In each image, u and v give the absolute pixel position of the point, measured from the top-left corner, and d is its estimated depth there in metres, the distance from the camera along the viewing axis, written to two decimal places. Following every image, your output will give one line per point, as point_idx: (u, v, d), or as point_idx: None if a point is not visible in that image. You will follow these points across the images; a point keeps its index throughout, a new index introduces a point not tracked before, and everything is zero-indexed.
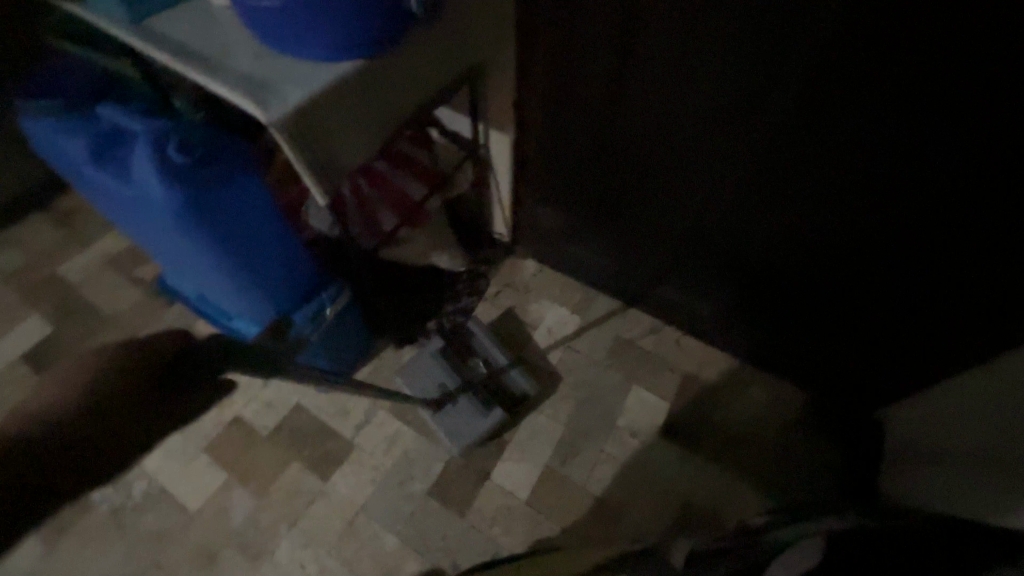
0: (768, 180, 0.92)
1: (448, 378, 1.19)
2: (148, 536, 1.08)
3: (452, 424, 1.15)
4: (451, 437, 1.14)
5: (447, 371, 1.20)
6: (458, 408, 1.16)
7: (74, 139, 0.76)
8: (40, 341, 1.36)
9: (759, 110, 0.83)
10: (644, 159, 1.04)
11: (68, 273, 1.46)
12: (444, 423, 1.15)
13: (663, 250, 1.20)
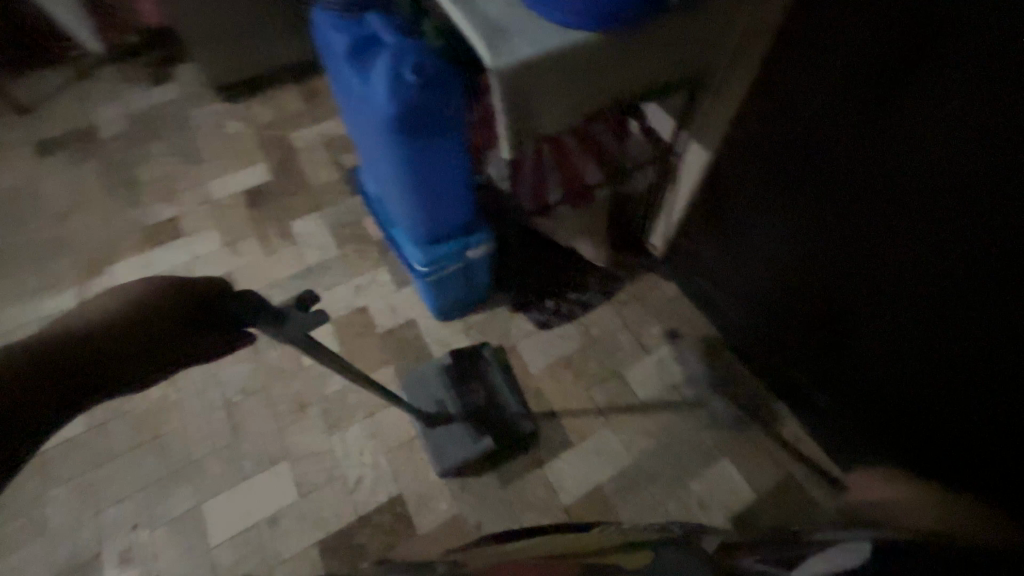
0: (906, 251, 0.82)
1: (448, 399, 1.18)
2: (268, 366, 1.30)
3: (439, 446, 1.14)
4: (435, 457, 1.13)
5: (447, 392, 1.19)
6: (449, 430, 1.15)
7: (340, 34, 0.87)
8: (259, 183, 1.67)
9: (986, 213, 0.70)
10: (779, 199, 0.99)
11: (297, 139, 1.76)
12: (429, 445, 1.15)
13: (776, 307, 1.12)
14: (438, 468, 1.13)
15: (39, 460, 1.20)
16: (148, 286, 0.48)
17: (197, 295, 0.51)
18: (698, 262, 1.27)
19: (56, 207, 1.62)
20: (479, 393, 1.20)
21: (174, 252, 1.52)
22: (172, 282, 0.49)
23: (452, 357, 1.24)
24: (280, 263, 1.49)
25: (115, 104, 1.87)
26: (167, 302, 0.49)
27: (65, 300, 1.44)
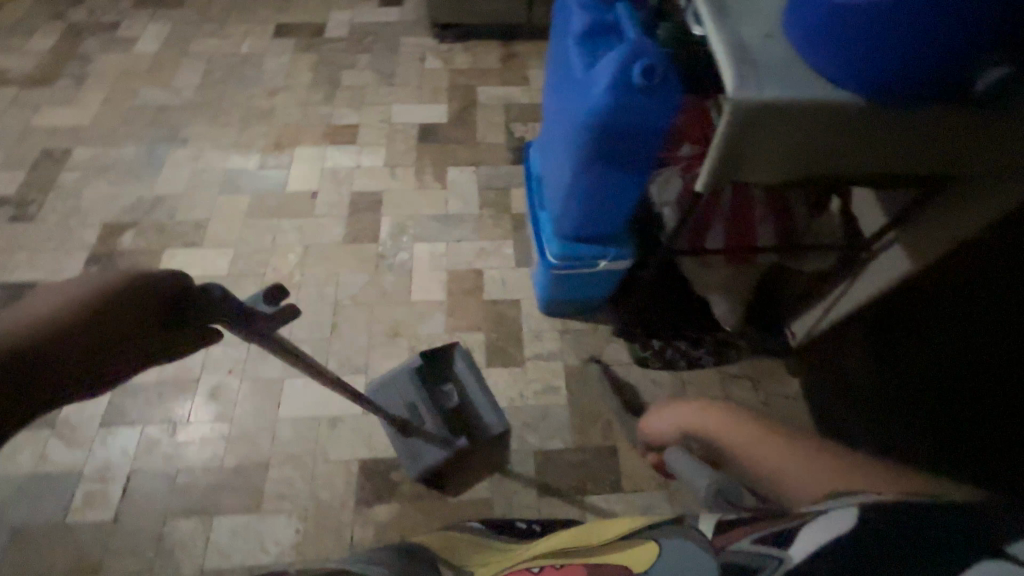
0: None
1: (417, 404, 1.10)
2: (380, 286, 1.40)
3: (416, 449, 1.08)
4: (409, 460, 1.08)
5: (420, 394, 1.11)
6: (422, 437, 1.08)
7: (583, 10, 0.85)
8: (434, 121, 1.76)
9: None
10: None
11: (481, 94, 1.83)
12: (406, 449, 1.09)
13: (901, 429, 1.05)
14: (416, 472, 1.08)
15: None
16: (99, 285, 0.40)
17: (168, 296, 0.44)
18: (834, 351, 1.26)
19: (271, 82, 1.83)
20: (452, 392, 1.12)
21: (344, 155, 1.66)
22: (137, 278, 0.42)
23: (427, 358, 1.14)
24: (425, 199, 1.57)
25: (346, 11, 2.06)
26: (123, 307, 0.40)
27: (248, 161, 1.63)
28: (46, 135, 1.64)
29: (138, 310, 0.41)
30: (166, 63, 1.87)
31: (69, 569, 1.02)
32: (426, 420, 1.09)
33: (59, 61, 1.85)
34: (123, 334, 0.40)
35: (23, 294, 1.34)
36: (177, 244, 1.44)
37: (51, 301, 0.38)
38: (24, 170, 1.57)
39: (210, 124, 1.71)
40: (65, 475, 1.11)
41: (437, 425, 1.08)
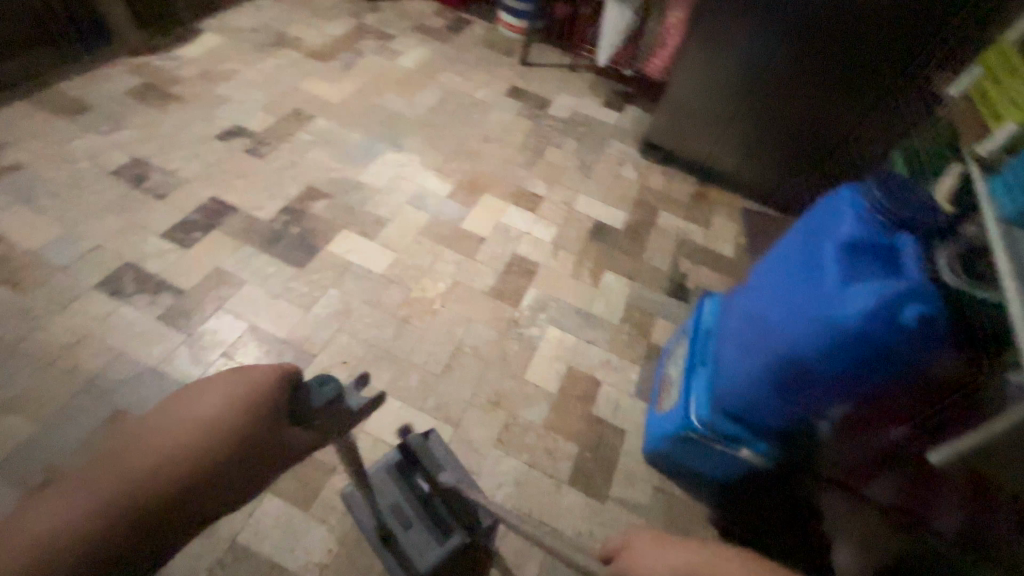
0: None
1: (398, 501, 1.02)
2: (503, 350, 1.40)
3: (412, 549, 0.98)
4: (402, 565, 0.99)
5: (399, 492, 1.02)
6: (408, 540, 0.99)
7: (858, 226, 0.82)
8: (610, 223, 1.82)
9: None
10: None
11: (661, 219, 1.87)
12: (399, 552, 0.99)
13: None
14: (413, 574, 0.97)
15: (343, 263, 1.48)
16: (239, 402, 0.50)
17: (284, 398, 0.55)
18: None
19: (486, 130, 2.02)
20: (427, 483, 1.05)
21: (520, 217, 1.75)
22: (269, 387, 0.54)
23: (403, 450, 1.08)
24: (574, 289, 1.59)
25: (573, 99, 2.26)
26: (262, 407, 0.52)
27: (440, 186, 1.77)
28: (303, 98, 1.93)
29: (271, 408, 0.53)
30: (414, 81, 2.14)
31: None
32: (410, 520, 1.01)
33: (340, 47, 2.19)
34: (267, 435, 0.52)
35: (224, 213, 1.52)
36: (355, 229, 1.57)
37: (202, 419, 0.48)
38: (274, 117, 1.83)
39: (425, 143, 1.90)
40: (174, 385, 1.18)
41: (423, 521, 1.00)
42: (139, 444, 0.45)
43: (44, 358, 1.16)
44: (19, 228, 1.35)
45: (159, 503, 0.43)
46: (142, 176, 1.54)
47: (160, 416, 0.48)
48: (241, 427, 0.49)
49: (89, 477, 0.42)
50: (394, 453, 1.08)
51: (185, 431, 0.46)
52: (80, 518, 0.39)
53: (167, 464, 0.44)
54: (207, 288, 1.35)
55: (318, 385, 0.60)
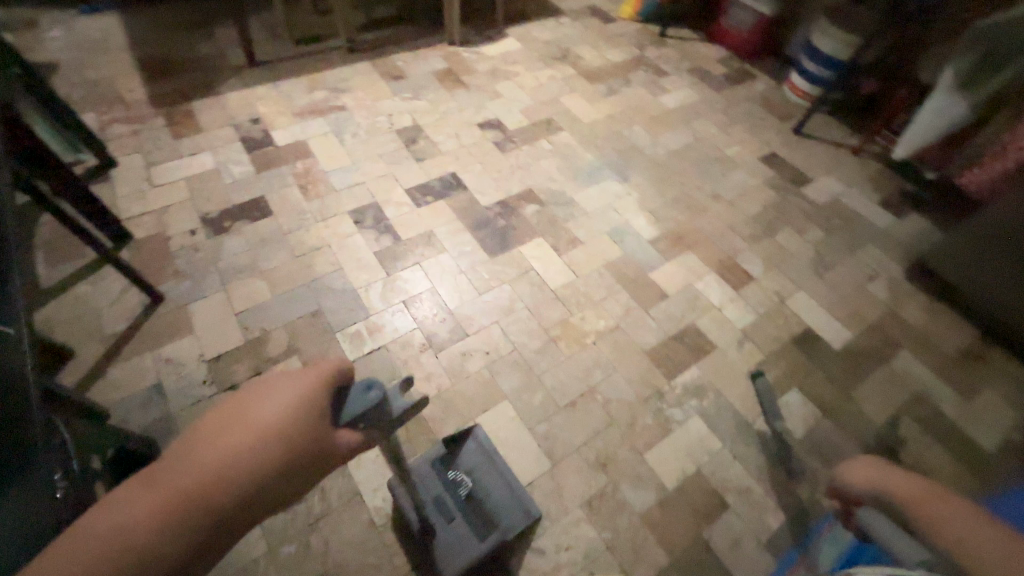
0: None
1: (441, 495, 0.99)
2: (635, 415, 1.29)
3: (453, 546, 0.97)
4: (443, 561, 0.95)
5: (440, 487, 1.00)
6: (452, 535, 0.97)
7: None
8: (824, 336, 1.50)
9: None
10: None
11: (899, 360, 1.47)
12: (436, 547, 0.96)
13: None
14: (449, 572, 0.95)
15: (526, 266, 1.56)
16: (279, 416, 0.44)
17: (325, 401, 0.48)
18: None
19: (721, 188, 1.87)
20: (467, 479, 1.03)
21: (717, 290, 1.57)
22: (311, 394, 0.47)
23: (447, 444, 1.05)
24: (745, 391, 1.36)
25: (840, 185, 1.93)
26: (304, 418, 0.45)
27: (647, 228, 1.71)
28: (559, 111, 2.08)
29: (315, 416, 0.46)
30: (668, 120, 2.11)
31: (307, 362, 1.30)
32: (453, 516, 0.99)
33: (611, 73, 2.29)
34: (308, 450, 0.44)
35: (455, 187, 1.74)
36: (549, 240, 1.63)
37: (243, 434, 0.42)
38: (529, 120, 2.02)
39: (651, 182, 1.86)
40: (360, 309, 1.40)
41: (466, 517, 1.00)
42: (175, 463, 0.40)
43: (297, 250, 1.50)
44: (325, 151, 1.77)
45: (202, 527, 0.39)
46: (414, 139, 1.87)
47: (202, 427, 0.42)
48: (279, 451, 0.42)
49: (130, 500, 0.38)
50: (437, 448, 1.04)
51: (219, 453, 0.40)
52: (113, 554, 0.36)
53: (206, 488, 0.39)
54: (416, 244, 1.57)
55: (361, 390, 0.53)
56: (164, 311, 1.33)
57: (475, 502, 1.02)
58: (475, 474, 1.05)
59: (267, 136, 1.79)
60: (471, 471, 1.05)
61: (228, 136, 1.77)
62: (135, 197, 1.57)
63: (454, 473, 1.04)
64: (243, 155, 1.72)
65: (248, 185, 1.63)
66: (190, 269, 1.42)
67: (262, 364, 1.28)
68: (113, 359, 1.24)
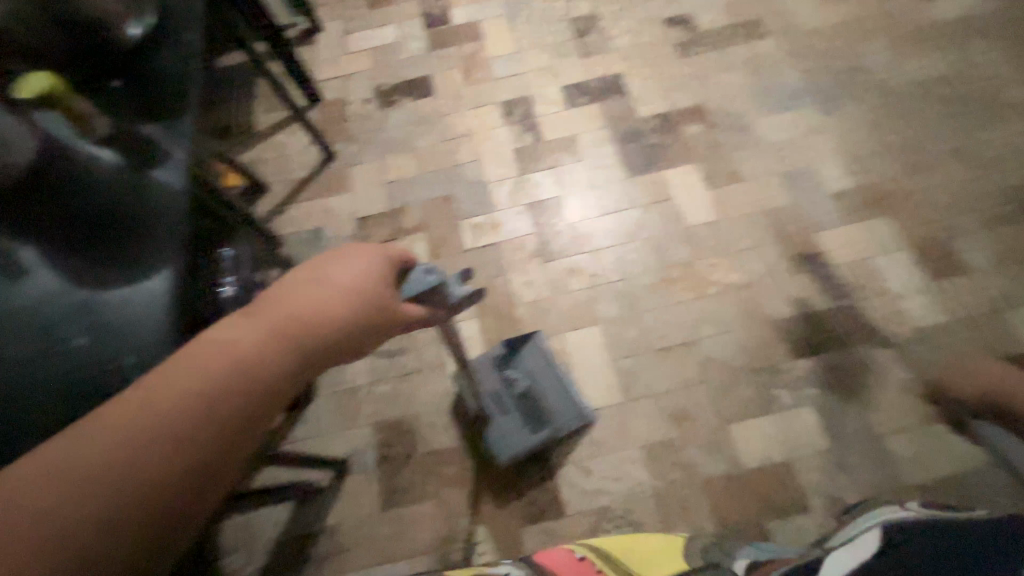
0: None
1: (497, 390, 1.15)
2: (734, 383, 1.16)
3: (508, 435, 1.11)
4: (494, 446, 1.10)
5: (497, 383, 1.15)
6: (506, 425, 1.12)
7: None
8: None
9: None
10: None
11: None
12: (493, 435, 1.11)
13: None
14: (504, 458, 1.10)
15: (665, 195, 1.41)
16: (364, 275, 0.56)
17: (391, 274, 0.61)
18: None
19: (972, 143, 1.38)
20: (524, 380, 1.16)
21: (905, 273, 1.24)
22: (384, 265, 0.59)
23: (506, 347, 1.19)
24: (889, 401, 1.12)
25: None
26: (377, 286, 0.56)
27: (835, 178, 1.37)
28: (771, 10, 1.67)
29: (387, 282, 0.58)
30: (929, 36, 1.56)
31: (431, 240, 1.42)
32: (508, 409, 1.13)
33: None
34: (385, 306, 0.56)
35: (614, 92, 1.58)
36: (702, 169, 1.43)
37: (339, 286, 0.54)
38: (728, 19, 1.67)
39: (867, 120, 1.45)
40: (486, 203, 1.45)
41: (520, 411, 1.13)
42: (281, 304, 0.50)
43: (446, 134, 1.57)
44: (494, 36, 1.74)
45: (305, 351, 0.49)
46: (586, 31, 1.71)
47: (307, 279, 0.53)
48: (362, 306, 0.54)
49: (250, 321, 0.48)
50: (497, 349, 1.18)
51: (314, 301, 0.51)
52: (235, 359, 0.45)
53: (310, 320, 0.50)
54: (556, 148, 1.51)
55: (423, 272, 0.65)
56: (334, 169, 1.56)
57: (531, 400, 1.14)
58: (533, 374, 1.16)
59: (446, 14, 1.81)
60: (529, 372, 1.16)
61: (412, 12, 1.84)
62: (330, 63, 1.77)
63: (512, 371, 1.16)
64: (421, 31, 1.79)
65: (419, 63, 1.72)
66: (358, 135, 1.61)
67: (395, 232, 1.44)
68: (293, 201, 1.52)
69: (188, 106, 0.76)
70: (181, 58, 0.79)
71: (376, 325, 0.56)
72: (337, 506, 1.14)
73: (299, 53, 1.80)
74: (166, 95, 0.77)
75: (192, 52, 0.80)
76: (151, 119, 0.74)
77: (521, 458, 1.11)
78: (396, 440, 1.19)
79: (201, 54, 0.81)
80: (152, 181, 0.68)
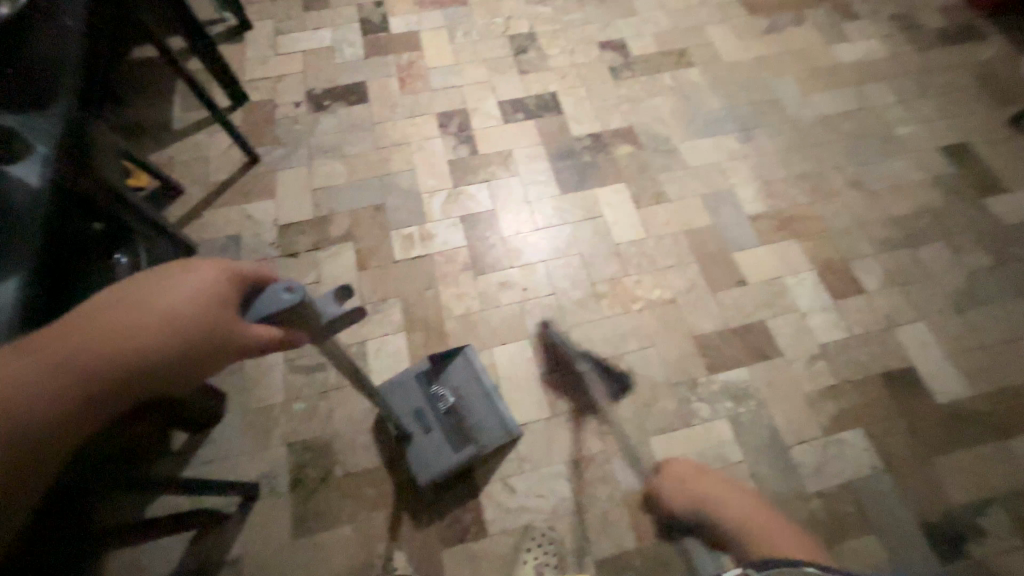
0: None
1: (421, 406, 1.11)
2: (655, 396, 1.19)
3: (431, 454, 1.07)
4: (416, 465, 1.07)
5: (420, 399, 1.12)
6: (428, 442, 1.08)
7: None
8: (929, 383, 1.22)
9: None
10: None
11: (1022, 441, 1.16)
12: (415, 455, 1.07)
13: None
14: (426, 479, 1.06)
15: (596, 211, 1.44)
16: (188, 299, 0.49)
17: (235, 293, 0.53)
18: None
19: (868, 175, 1.52)
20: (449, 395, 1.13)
21: (810, 293, 1.33)
22: (221, 285, 0.51)
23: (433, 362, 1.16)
24: (795, 413, 1.18)
25: None
26: (208, 311, 0.50)
27: (751, 201, 1.46)
28: (698, 42, 1.78)
29: (223, 305, 0.51)
30: (833, 76, 1.71)
31: (359, 251, 1.37)
32: (431, 425, 1.10)
33: (783, 5, 1.88)
34: (209, 337, 0.50)
35: (550, 110, 1.61)
36: (631, 189, 1.48)
37: (152, 311, 0.47)
38: (659, 48, 1.76)
39: (779, 148, 1.55)
40: (418, 214, 1.42)
41: (444, 428, 1.10)
42: (89, 320, 0.46)
43: (379, 142, 1.54)
44: (433, 47, 1.73)
45: (105, 379, 0.46)
46: (524, 49, 1.74)
47: (124, 296, 0.48)
48: (179, 338, 0.48)
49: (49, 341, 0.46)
50: (423, 364, 1.15)
51: (123, 324, 0.46)
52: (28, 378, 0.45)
53: (109, 348, 0.46)
54: (491, 162, 1.52)
55: (280, 289, 0.56)
56: (257, 173, 1.48)
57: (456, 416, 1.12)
58: (460, 390, 1.14)
59: (385, 22, 1.78)
60: (455, 388, 1.13)
61: (349, 17, 1.80)
62: (260, 62, 1.69)
63: (438, 388, 1.14)
64: (358, 37, 1.75)
65: (355, 69, 1.68)
66: (286, 139, 1.54)
67: (321, 241, 1.38)
68: (210, 204, 1.42)
69: (59, 98, 0.72)
70: (55, 46, 0.75)
71: (200, 355, 0.50)
72: (241, 535, 1.06)
73: (225, 50, 1.71)
74: (38, 84, 0.72)
75: (68, 38, 0.76)
76: (12, 108, 0.70)
77: (444, 477, 1.08)
78: (312, 461, 1.12)
79: (78, 42, 0.77)
80: (9, 178, 0.65)
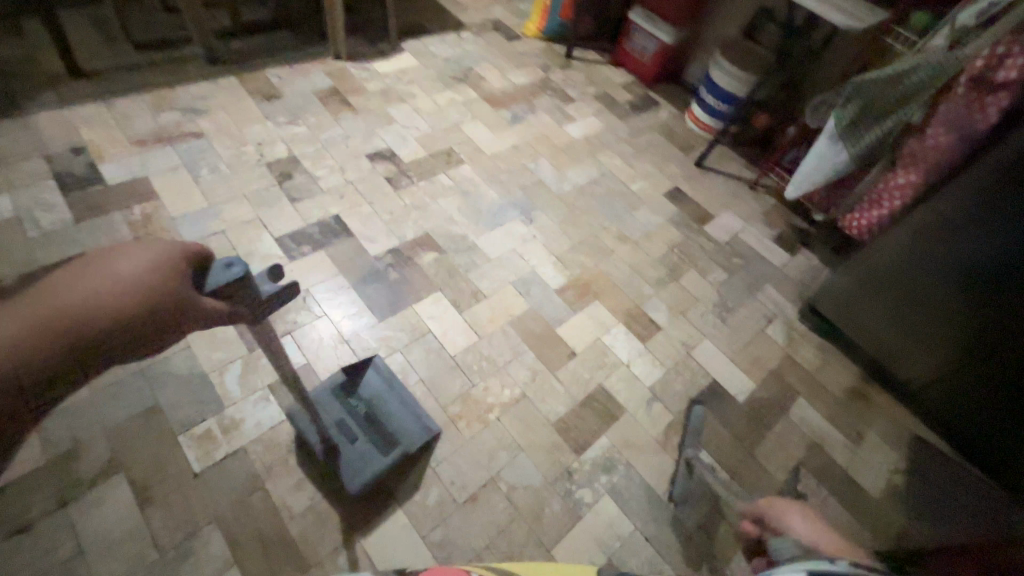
0: None
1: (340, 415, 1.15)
2: (542, 502, 1.17)
3: (360, 460, 1.10)
4: (346, 474, 1.07)
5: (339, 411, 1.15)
6: (353, 451, 1.10)
7: None
8: (729, 389, 1.49)
9: None
10: None
11: (794, 408, 1.50)
12: (345, 464, 1.08)
13: None
14: (360, 483, 1.07)
15: (422, 329, 1.38)
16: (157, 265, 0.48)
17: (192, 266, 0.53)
18: None
19: (628, 228, 1.82)
20: (366, 403, 1.19)
21: (626, 344, 1.50)
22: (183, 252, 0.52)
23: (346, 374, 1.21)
24: (655, 461, 1.30)
25: (740, 222, 1.97)
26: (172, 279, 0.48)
27: (553, 276, 1.60)
28: (459, 140, 1.91)
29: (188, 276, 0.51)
30: (575, 151, 2.02)
31: (136, 481, 1.02)
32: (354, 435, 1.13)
33: (516, 97, 2.16)
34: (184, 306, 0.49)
35: (339, 234, 1.51)
36: (447, 295, 1.47)
37: (122, 278, 0.45)
38: (426, 151, 1.83)
39: (558, 223, 1.75)
40: (212, 402, 1.14)
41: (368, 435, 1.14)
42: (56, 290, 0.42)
43: None
44: (172, 191, 1.46)
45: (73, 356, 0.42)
46: (289, 175, 1.60)
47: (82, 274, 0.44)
48: (146, 304, 0.45)
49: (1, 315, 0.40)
50: (337, 377, 1.20)
51: (99, 289, 0.43)
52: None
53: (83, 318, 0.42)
54: (288, 309, 1.33)
55: (222, 265, 0.57)
56: None
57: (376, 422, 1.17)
58: (376, 398, 1.21)
59: (93, 171, 1.44)
60: (372, 395, 1.20)
61: (35, 172, 1.40)
62: None
63: (355, 399, 1.19)
64: (56, 197, 1.37)
65: (63, 239, 1.30)
66: None
67: (69, 491, 0.99)
68: None
69: None
70: None
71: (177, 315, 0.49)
72: None
73: None
74: None
75: None
76: None
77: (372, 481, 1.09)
78: None
79: None
80: None
